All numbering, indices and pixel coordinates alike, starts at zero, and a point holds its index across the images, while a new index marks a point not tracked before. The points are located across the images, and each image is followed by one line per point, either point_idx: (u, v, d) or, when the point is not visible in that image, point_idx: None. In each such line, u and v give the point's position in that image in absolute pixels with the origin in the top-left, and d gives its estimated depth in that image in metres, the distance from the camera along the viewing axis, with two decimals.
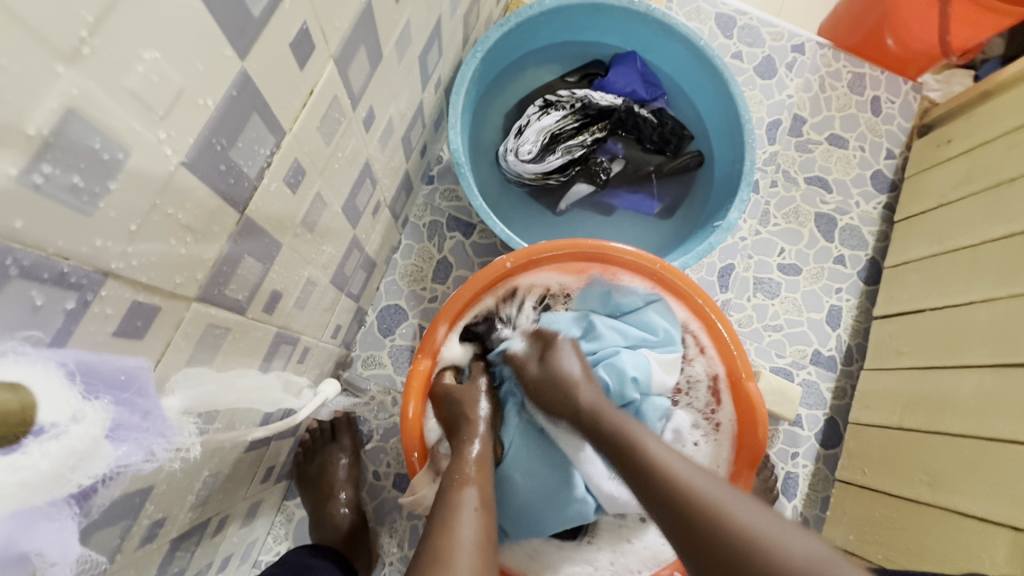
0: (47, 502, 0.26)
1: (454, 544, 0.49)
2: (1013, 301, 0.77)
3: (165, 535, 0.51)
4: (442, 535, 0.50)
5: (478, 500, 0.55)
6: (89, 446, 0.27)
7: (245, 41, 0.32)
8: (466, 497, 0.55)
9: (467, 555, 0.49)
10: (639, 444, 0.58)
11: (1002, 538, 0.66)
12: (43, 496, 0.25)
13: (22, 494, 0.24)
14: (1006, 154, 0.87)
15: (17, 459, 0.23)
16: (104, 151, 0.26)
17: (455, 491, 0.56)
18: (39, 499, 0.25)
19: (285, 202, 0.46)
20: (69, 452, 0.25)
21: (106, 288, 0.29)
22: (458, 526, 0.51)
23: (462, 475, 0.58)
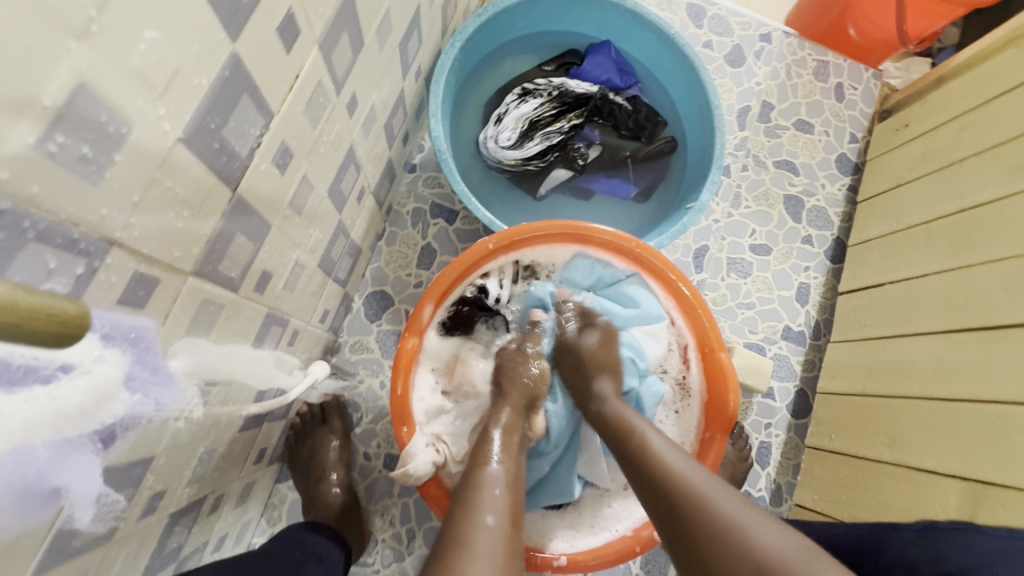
0: (76, 436, 0.26)
1: (478, 529, 0.49)
2: (966, 272, 0.82)
3: (164, 509, 0.53)
4: (467, 508, 0.52)
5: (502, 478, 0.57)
6: (111, 387, 0.27)
7: (236, 25, 0.34)
8: (492, 475, 0.57)
9: (490, 532, 0.49)
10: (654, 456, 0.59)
11: (951, 488, 0.72)
12: (73, 430, 0.26)
13: (54, 423, 0.24)
14: (957, 136, 0.93)
15: (48, 389, 0.23)
16: (110, 124, 0.28)
17: (479, 470, 0.57)
18: (69, 432, 0.25)
19: (274, 182, 0.48)
20: (95, 388, 0.26)
21: (111, 256, 0.31)
22: (481, 508, 0.52)
23: (485, 453, 0.60)
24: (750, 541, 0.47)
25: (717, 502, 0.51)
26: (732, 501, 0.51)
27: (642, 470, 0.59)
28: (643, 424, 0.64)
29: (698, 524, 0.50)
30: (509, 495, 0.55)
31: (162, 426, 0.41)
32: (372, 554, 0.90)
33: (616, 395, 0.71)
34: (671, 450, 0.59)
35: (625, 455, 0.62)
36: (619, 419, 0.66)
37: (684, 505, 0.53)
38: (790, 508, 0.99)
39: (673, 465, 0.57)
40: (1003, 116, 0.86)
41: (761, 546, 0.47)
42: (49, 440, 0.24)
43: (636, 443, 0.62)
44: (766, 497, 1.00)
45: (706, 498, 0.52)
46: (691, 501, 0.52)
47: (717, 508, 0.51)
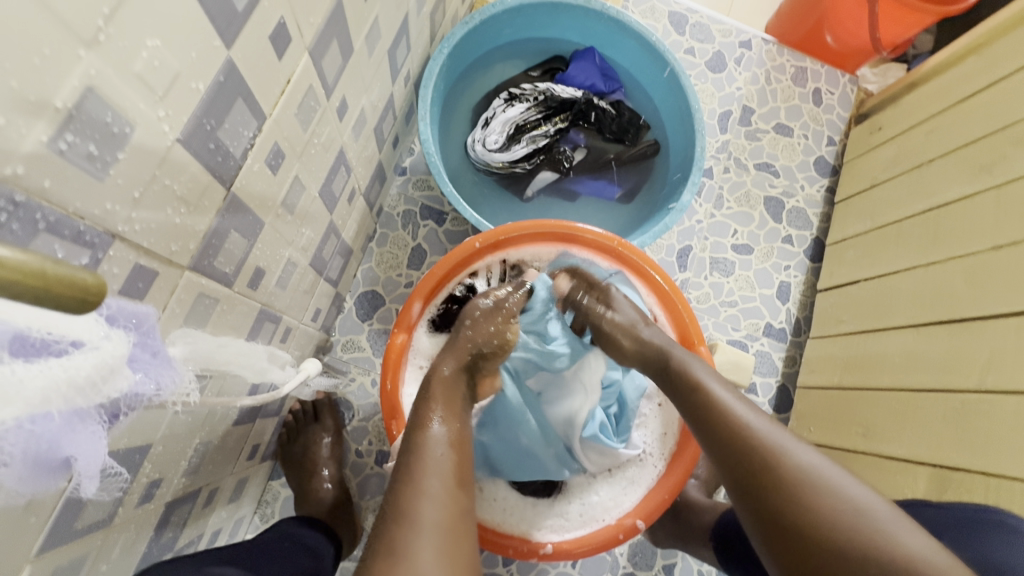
0: (85, 408, 0.28)
1: (423, 499, 0.50)
2: (933, 268, 0.86)
3: (160, 498, 0.54)
4: (415, 457, 0.54)
5: (441, 407, 0.60)
6: (119, 363, 0.29)
7: (231, 33, 0.36)
8: (433, 436, 0.56)
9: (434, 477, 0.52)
10: (721, 409, 0.57)
11: (922, 473, 0.75)
12: (83, 401, 0.27)
13: (66, 393, 0.26)
14: (926, 138, 0.97)
15: (62, 360, 0.25)
16: (115, 125, 0.30)
17: (421, 431, 0.57)
18: (80, 402, 0.27)
19: (267, 182, 0.50)
20: (102, 362, 0.27)
21: (113, 248, 0.33)
22: (427, 476, 0.52)
23: (429, 391, 0.62)
24: (828, 497, 0.48)
25: (795, 458, 0.51)
26: (809, 456, 0.52)
27: (708, 423, 0.57)
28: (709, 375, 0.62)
29: (773, 474, 0.51)
30: (453, 457, 0.55)
31: (161, 412, 0.44)
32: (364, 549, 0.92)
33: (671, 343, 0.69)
34: (743, 407, 0.58)
35: (688, 406, 0.61)
36: (678, 366, 0.64)
37: (758, 460, 0.52)
38: None
39: (744, 418, 0.56)
40: (968, 119, 0.90)
41: (843, 503, 0.48)
42: (63, 409, 0.26)
43: (703, 395, 0.60)
44: None
45: (780, 452, 0.52)
46: (764, 452, 0.52)
47: (791, 459, 0.51)
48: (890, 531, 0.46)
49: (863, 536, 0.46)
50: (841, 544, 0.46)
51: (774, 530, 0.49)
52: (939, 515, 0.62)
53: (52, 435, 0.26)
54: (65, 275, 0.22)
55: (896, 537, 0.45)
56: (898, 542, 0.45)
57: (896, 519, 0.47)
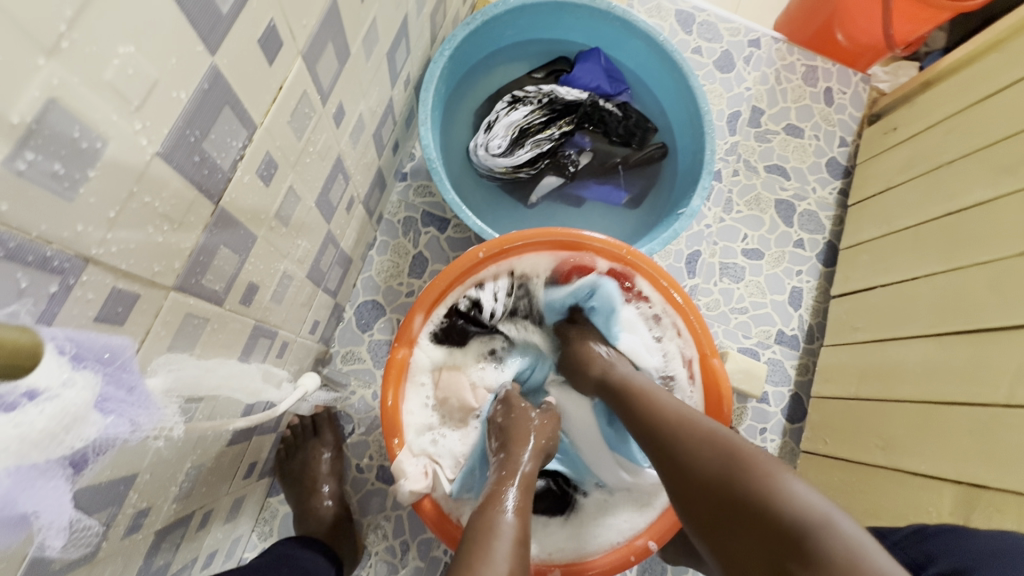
0: (42, 462, 0.25)
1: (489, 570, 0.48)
2: (954, 275, 0.83)
3: (149, 527, 0.52)
4: (489, 538, 0.52)
5: (522, 485, 0.60)
6: (81, 412, 0.26)
7: (215, 37, 0.33)
8: (506, 526, 0.53)
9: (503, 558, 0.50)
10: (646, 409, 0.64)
11: (945, 490, 0.72)
12: (38, 455, 0.24)
13: (16, 450, 0.23)
14: (943, 139, 0.94)
15: (12, 416, 0.22)
16: (83, 139, 0.27)
17: (487, 510, 0.55)
18: (34, 458, 0.24)
19: (259, 195, 0.48)
20: (61, 414, 0.25)
21: (87, 273, 0.31)
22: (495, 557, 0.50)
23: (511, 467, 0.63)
24: (719, 455, 0.53)
25: (703, 433, 0.57)
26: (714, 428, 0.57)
27: (645, 422, 0.63)
28: (648, 384, 0.69)
29: (679, 450, 0.57)
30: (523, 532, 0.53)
31: (145, 444, 0.41)
32: (365, 567, 0.89)
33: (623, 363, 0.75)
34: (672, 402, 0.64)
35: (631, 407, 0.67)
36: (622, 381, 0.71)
37: (676, 442, 0.58)
38: None
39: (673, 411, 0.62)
40: (986, 119, 0.87)
41: (729, 456, 0.52)
42: (13, 467, 0.23)
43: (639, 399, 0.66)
44: None
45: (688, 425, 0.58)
46: (674, 433, 0.59)
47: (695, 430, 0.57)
48: (778, 474, 0.49)
49: (743, 488, 0.49)
50: (736, 492, 0.50)
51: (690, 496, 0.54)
52: (968, 537, 0.59)
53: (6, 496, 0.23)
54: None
55: (769, 474, 0.49)
56: (785, 484, 0.48)
57: (787, 474, 0.49)
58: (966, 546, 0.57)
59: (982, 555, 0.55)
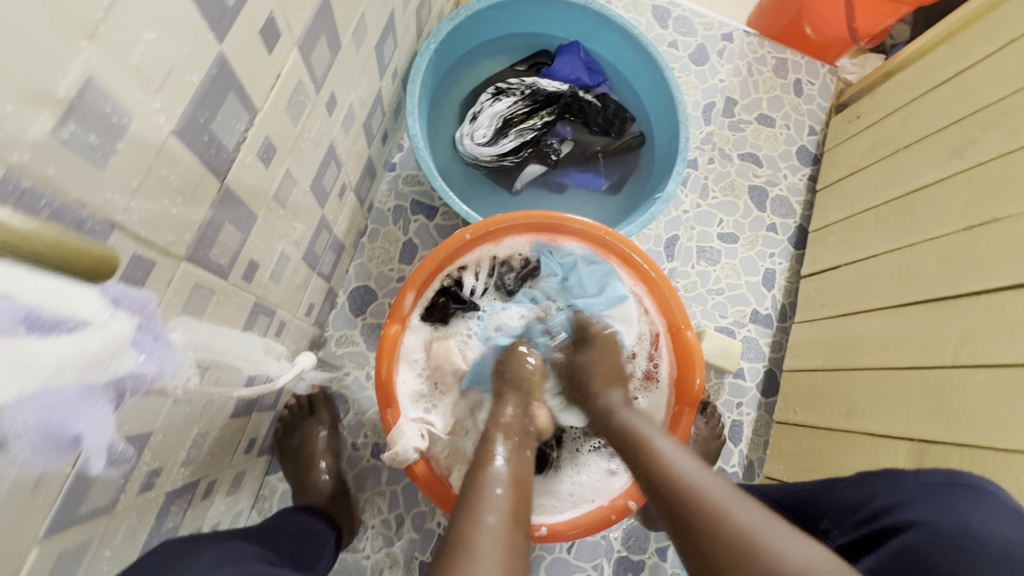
0: (95, 386, 0.30)
1: (479, 534, 0.53)
2: (909, 251, 0.89)
3: (160, 488, 0.55)
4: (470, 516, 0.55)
5: (503, 479, 0.61)
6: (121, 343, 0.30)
7: (223, 27, 0.37)
8: (491, 491, 0.59)
9: (493, 534, 0.53)
10: (678, 484, 0.58)
11: (901, 448, 0.78)
12: (92, 377, 0.29)
13: (77, 368, 0.27)
14: (902, 126, 0.99)
15: (73, 338, 0.27)
16: (114, 116, 0.31)
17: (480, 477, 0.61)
18: (89, 378, 0.29)
19: (260, 175, 0.52)
20: (108, 341, 0.29)
21: (113, 237, 0.34)
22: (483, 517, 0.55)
23: (486, 458, 0.64)
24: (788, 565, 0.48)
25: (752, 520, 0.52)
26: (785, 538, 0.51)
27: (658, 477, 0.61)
28: (652, 432, 0.67)
29: (732, 549, 0.50)
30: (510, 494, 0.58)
31: (159, 401, 0.45)
32: (362, 540, 0.93)
33: (625, 404, 0.74)
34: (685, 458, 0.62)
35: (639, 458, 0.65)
36: (624, 427, 0.70)
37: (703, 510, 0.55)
38: (761, 482, 1.04)
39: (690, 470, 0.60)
40: (941, 105, 0.93)
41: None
42: (74, 384, 0.28)
43: (647, 454, 0.64)
44: (739, 473, 1.05)
45: (739, 523, 0.52)
46: (727, 532, 0.52)
47: (768, 541, 0.50)
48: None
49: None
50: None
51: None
52: (917, 478, 0.63)
53: (67, 409, 0.28)
54: (81, 244, 0.25)
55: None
56: None
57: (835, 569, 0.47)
58: (909, 487, 0.61)
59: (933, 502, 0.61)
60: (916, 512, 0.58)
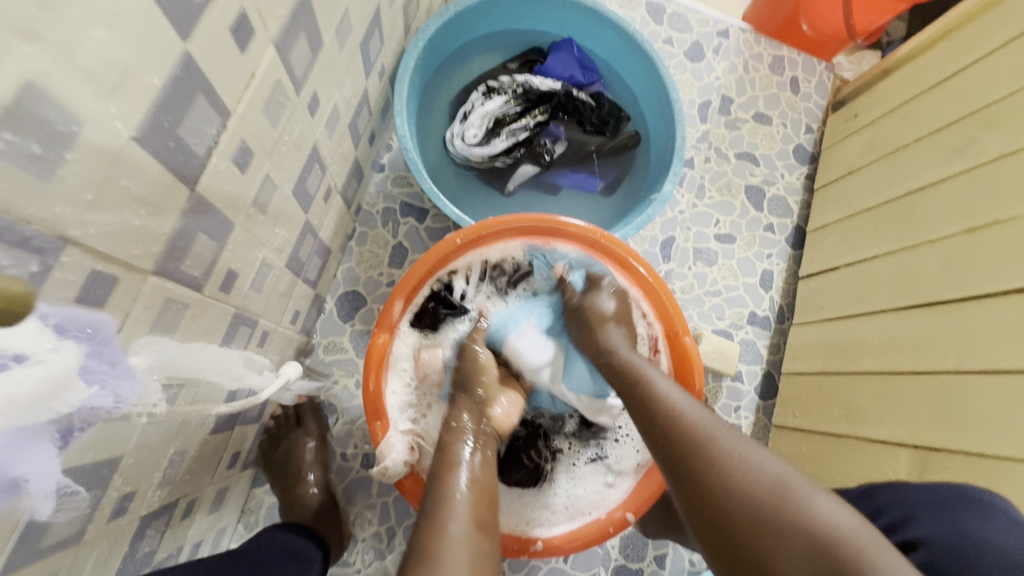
0: (33, 424, 0.30)
1: (445, 539, 0.52)
2: (909, 252, 0.87)
3: (134, 512, 0.53)
4: (441, 499, 0.57)
5: (463, 478, 0.60)
6: (67, 375, 0.31)
7: (187, 24, 0.34)
8: (455, 471, 0.60)
9: (458, 544, 0.52)
10: (664, 403, 0.61)
11: (903, 455, 0.76)
12: (29, 416, 0.29)
13: (14, 409, 0.28)
14: (900, 124, 0.98)
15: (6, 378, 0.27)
16: (60, 123, 0.28)
17: (445, 476, 0.60)
18: (26, 418, 0.29)
19: (235, 181, 0.49)
20: (48, 377, 0.29)
21: (66, 254, 0.32)
22: (449, 517, 0.55)
23: (449, 455, 0.62)
24: (764, 490, 0.50)
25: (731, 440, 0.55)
26: (756, 451, 0.54)
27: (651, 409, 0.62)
28: (651, 371, 0.67)
29: (721, 478, 0.52)
30: (472, 492, 0.58)
31: (126, 426, 0.42)
32: (352, 553, 0.90)
33: (626, 347, 0.73)
34: (681, 399, 0.62)
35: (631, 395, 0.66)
36: (625, 367, 0.69)
37: (693, 440, 0.56)
38: None
39: (678, 404, 0.61)
40: (940, 103, 0.91)
41: (766, 480, 0.51)
42: (10, 426, 0.28)
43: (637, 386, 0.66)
44: None
45: (715, 436, 0.56)
46: (704, 448, 0.55)
47: (725, 446, 0.55)
48: (804, 498, 0.49)
49: (778, 508, 0.48)
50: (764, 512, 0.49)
51: (725, 531, 0.50)
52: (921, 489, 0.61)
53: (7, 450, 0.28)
54: None
55: (815, 509, 0.48)
56: (810, 508, 0.48)
57: (813, 488, 0.50)
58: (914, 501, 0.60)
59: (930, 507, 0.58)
60: (920, 528, 0.56)
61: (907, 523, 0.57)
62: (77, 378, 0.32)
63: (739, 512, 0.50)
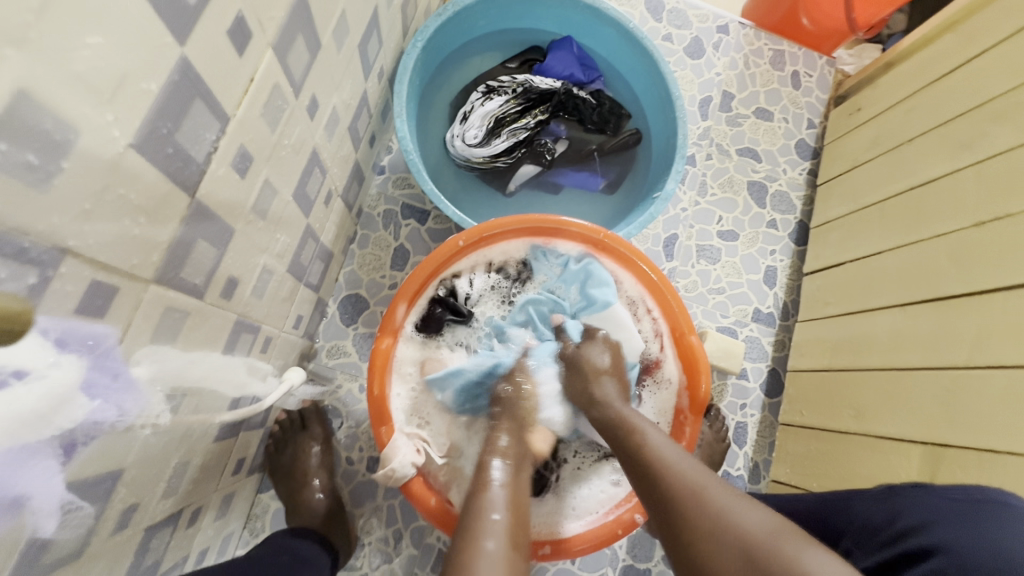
0: (33, 441, 0.30)
1: (479, 553, 0.51)
2: (918, 247, 0.86)
3: (139, 523, 0.52)
4: (478, 508, 0.57)
5: (501, 503, 0.58)
6: (66, 391, 0.31)
7: (183, 29, 0.34)
8: (492, 500, 0.58)
9: (493, 559, 0.50)
10: (657, 457, 0.60)
11: (914, 452, 0.76)
12: (30, 434, 0.30)
13: (13, 428, 0.28)
14: (907, 117, 0.97)
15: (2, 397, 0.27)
16: (55, 131, 0.27)
17: (479, 497, 0.59)
18: (27, 436, 0.29)
19: (235, 187, 0.48)
20: (46, 394, 0.30)
21: (65, 265, 0.31)
22: (482, 534, 0.53)
23: (483, 482, 0.61)
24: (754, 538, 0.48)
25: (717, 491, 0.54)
26: (732, 499, 0.53)
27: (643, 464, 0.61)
28: (643, 422, 0.66)
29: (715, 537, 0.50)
30: (509, 518, 0.56)
31: (129, 438, 0.41)
32: (359, 558, 0.90)
33: (619, 398, 0.72)
34: (671, 451, 0.61)
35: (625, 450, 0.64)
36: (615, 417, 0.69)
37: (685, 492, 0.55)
38: (767, 485, 1.02)
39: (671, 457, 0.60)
40: (947, 95, 0.90)
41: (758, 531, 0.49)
42: (10, 444, 0.28)
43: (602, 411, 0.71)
44: (744, 476, 1.03)
45: (709, 491, 0.54)
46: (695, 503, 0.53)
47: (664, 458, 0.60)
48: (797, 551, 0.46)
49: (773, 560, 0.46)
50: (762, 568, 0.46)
51: None
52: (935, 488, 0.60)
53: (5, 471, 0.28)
54: None
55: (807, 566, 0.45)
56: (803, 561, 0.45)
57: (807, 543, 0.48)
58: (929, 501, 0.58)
59: (945, 511, 0.56)
60: (937, 533, 0.54)
61: (925, 529, 0.55)
62: (77, 393, 0.33)
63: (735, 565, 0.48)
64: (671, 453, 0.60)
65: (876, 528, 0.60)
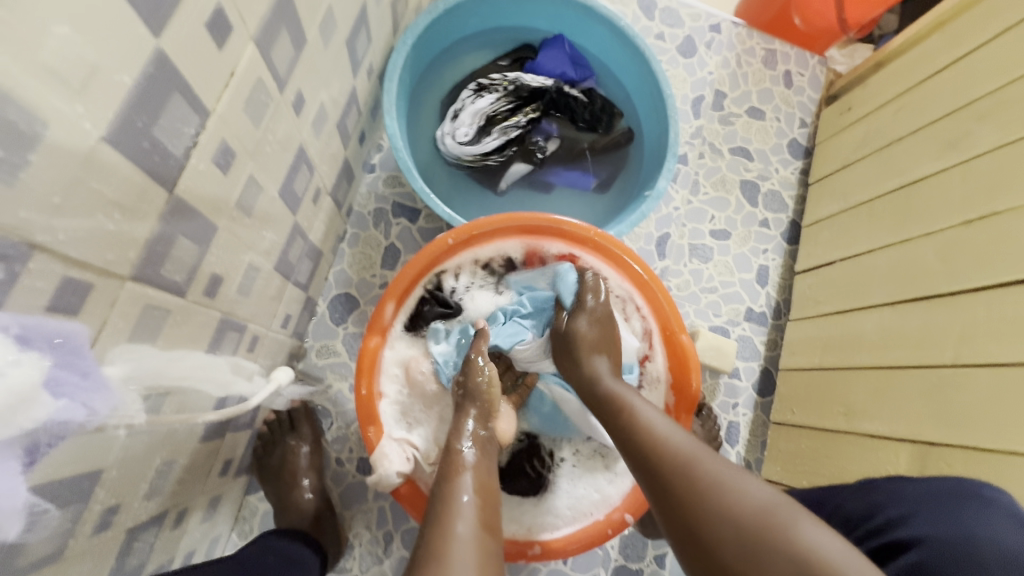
0: None
1: (450, 536, 0.51)
2: (908, 246, 0.86)
3: (120, 525, 0.52)
4: (445, 501, 0.55)
5: (472, 486, 0.58)
6: (29, 391, 0.30)
7: (158, 20, 0.33)
8: (462, 484, 0.58)
9: (465, 544, 0.50)
10: (648, 433, 0.60)
11: (903, 450, 0.76)
12: None
13: None
14: (896, 116, 0.97)
15: None
16: (22, 123, 0.27)
17: (449, 482, 0.59)
18: None
19: (217, 184, 0.47)
20: (7, 392, 0.28)
21: (33, 261, 0.30)
22: (454, 518, 0.53)
23: (455, 467, 0.61)
24: (739, 505, 0.49)
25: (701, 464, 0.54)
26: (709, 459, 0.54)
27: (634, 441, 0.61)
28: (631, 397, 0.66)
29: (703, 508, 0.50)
30: (478, 501, 0.56)
31: (107, 438, 0.41)
32: (349, 559, 0.89)
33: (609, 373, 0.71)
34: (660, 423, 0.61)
35: (615, 428, 0.64)
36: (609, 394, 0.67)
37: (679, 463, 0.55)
38: None
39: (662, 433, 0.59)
40: (937, 93, 0.90)
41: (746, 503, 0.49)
42: None
43: (625, 417, 0.63)
44: None
45: (698, 464, 0.54)
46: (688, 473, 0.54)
47: (703, 470, 0.53)
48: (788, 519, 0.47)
49: (765, 530, 0.47)
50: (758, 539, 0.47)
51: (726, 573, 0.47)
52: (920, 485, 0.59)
53: None
54: None
55: (799, 533, 0.46)
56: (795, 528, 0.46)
57: (799, 514, 0.48)
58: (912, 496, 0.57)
59: (926, 502, 0.56)
60: (918, 526, 0.54)
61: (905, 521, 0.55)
62: (42, 391, 0.31)
63: (724, 535, 0.48)
64: (664, 430, 0.60)
65: (854, 521, 0.60)
